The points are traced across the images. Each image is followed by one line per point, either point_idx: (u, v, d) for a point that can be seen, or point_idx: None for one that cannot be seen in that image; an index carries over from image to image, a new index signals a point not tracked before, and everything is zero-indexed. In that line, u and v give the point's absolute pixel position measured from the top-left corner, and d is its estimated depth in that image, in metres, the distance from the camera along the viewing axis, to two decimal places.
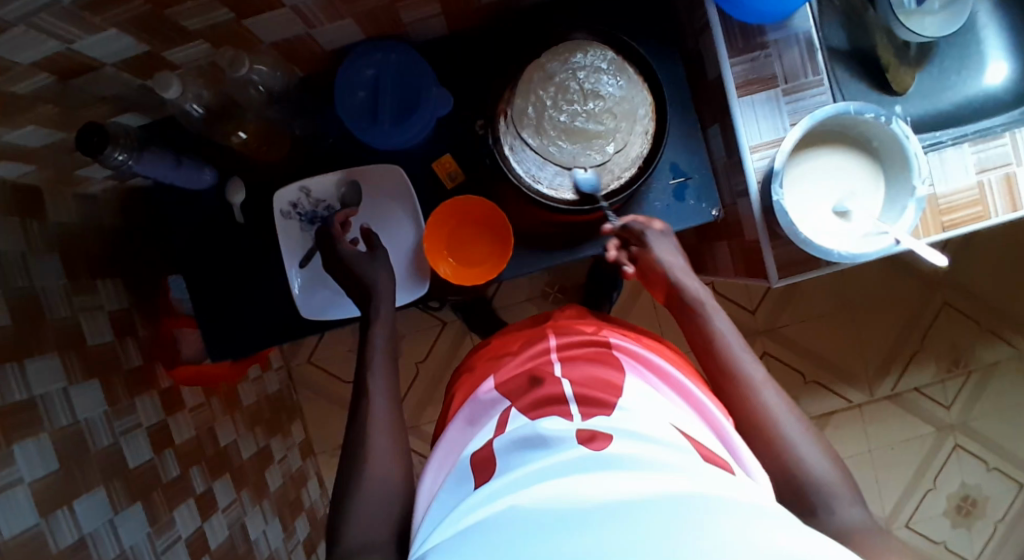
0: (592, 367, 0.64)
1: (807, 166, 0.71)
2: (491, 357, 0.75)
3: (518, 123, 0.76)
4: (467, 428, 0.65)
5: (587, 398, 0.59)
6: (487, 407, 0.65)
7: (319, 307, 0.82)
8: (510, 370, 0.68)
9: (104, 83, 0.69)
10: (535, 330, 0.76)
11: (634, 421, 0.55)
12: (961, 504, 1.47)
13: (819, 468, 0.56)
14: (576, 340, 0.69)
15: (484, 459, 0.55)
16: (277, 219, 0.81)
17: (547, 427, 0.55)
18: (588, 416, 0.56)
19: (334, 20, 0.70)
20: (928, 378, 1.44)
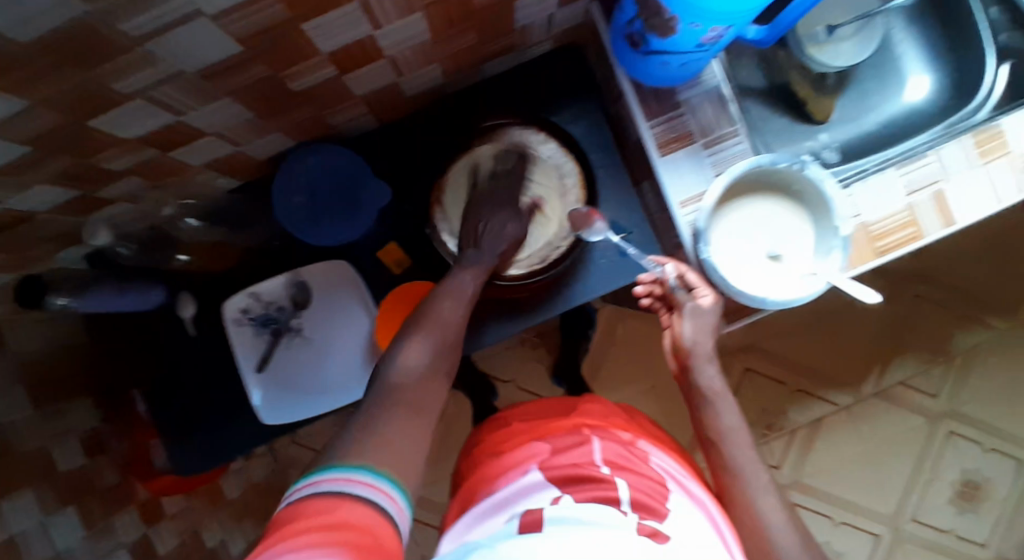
0: (635, 473, 0.62)
1: (732, 219, 0.72)
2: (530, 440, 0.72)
3: (449, 211, 0.80)
4: (509, 496, 0.62)
5: (638, 502, 0.57)
6: (523, 492, 0.61)
7: (281, 408, 0.82)
8: (572, 457, 0.64)
9: (38, 231, 0.68)
10: (565, 423, 0.74)
11: (683, 535, 0.53)
12: (965, 489, 1.47)
13: None
14: (616, 447, 0.68)
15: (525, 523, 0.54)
16: (230, 328, 0.81)
17: (599, 521, 0.53)
18: (640, 516, 0.54)
19: (261, 136, 0.71)
20: (911, 370, 1.45)
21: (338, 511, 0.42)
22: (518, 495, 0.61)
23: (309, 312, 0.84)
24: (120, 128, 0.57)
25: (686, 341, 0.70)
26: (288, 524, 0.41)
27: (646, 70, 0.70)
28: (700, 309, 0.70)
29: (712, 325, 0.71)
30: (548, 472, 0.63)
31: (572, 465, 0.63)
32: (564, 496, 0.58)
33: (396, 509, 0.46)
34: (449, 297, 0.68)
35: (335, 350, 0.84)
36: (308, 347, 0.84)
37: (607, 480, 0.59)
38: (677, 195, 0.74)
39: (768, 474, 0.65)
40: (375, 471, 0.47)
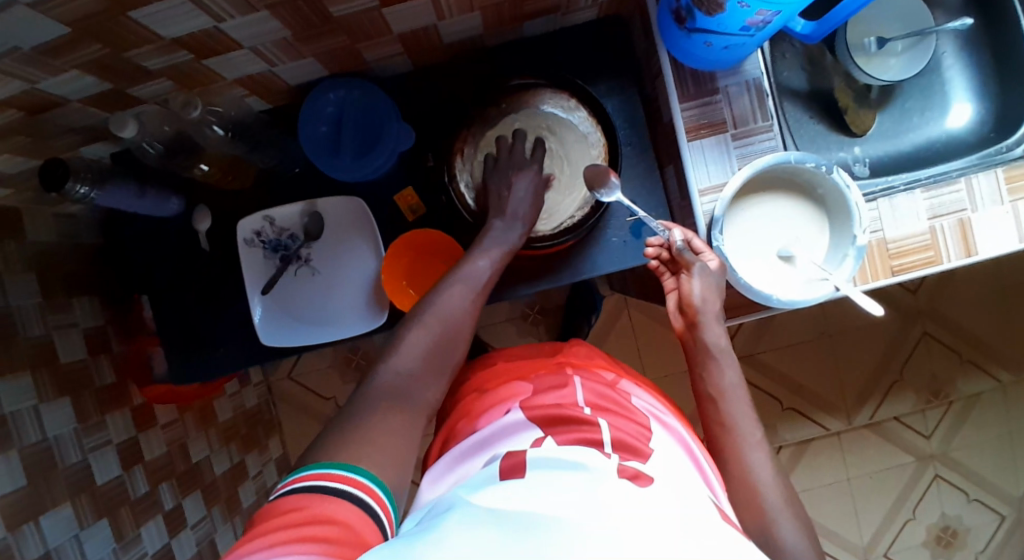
0: (618, 415, 0.64)
1: (748, 218, 0.71)
2: (513, 379, 0.73)
3: (470, 161, 0.81)
4: (479, 436, 0.65)
5: (622, 443, 0.59)
6: (505, 434, 0.63)
7: (281, 333, 0.83)
8: (550, 399, 0.66)
9: (71, 116, 0.70)
10: (550, 363, 0.76)
11: (663, 473, 0.56)
12: (941, 535, 1.46)
13: (795, 542, 0.57)
14: (600, 386, 0.70)
15: (506, 466, 0.56)
16: (241, 247, 0.82)
17: (582, 460, 0.55)
18: (623, 458, 0.57)
19: (295, 59, 0.72)
20: (908, 407, 1.44)
21: (320, 509, 0.47)
22: (501, 435, 0.63)
23: (320, 244, 0.85)
24: (160, 25, 0.58)
25: (694, 300, 0.67)
26: (266, 518, 0.47)
27: (686, 48, 0.69)
28: (711, 268, 0.67)
29: (721, 282, 0.68)
30: (528, 412, 0.64)
31: (557, 405, 0.65)
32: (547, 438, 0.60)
33: (376, 501, 0.51)
34: (460, 283, 0.70)
35: (341, 285, 0.85)
36: (315, 278, 0.85)
37: (591, 421, 0.62)
38: (697, 181, 0.73)
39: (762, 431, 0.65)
40: (354, 467, 0.52)
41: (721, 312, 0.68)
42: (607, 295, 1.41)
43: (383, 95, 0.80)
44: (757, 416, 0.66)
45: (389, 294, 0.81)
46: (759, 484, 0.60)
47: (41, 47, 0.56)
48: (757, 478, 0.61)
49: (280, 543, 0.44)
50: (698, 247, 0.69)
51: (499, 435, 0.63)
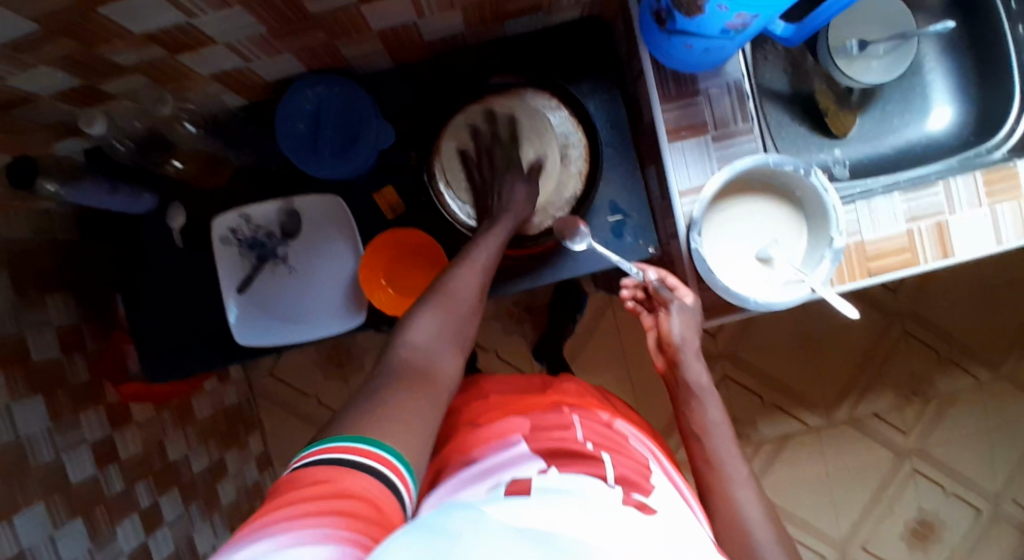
0: (619, 454, 0.64)
1: (729, 220, 0.71)
2: (512, 413, 0.72)
3: (449, 161, 0.79)
4: (479, 473, 0.62)
5: (625, 478, 0.59)
6: (512, 461, 0.62)
7: (256, 333, 0.81)
8: (551, 432, 0.66)
9: (39, 112, 0.68)
10: (542, 400, 0.76)
11: (666, 508, 0.55)
12: (918, 529, 1.49)
13: None
14: (596, 425, 0.70)
15: (512, 490, 0.54)
16: (215, 245, 0.81)
17: (588, 489, 0.53)
18: (626, 490, 0.56)
19: (271, 54, 0.71)
20: (886, 404, 1.45)
21: (340, 482, 0.44)
22: (508, 464, 0.62)
23: (298, 241, 0.83)
24: (130, 21, 0.56)
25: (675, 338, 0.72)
26: (287, 490, 0.44)
27: (666, 49, 0.69)
28: (686, 308, 0.73)
29: (698, 321, 0.73)
30: (533, 446, 0.64)
31: (557, 440, 0.64)
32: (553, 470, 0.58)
33: (394, 474, 0.48)
34: (467, 263, 0.67)
35: (318, 285, 0.84)
36: (292, 277, 0.84)
37: (594, 456, 0.61)
38: (677, 183, 0.73)
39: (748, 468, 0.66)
40: (378, 444, 0.49)
41: (700, 351, 0.73)
42: (591, 292, 1.41)
43: (361, 90, 0.78)
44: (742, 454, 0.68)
45: (366, 292, 0.80)
46: (745, 518, 0.61)
47: (6, 43, 0.54)
48: (745, 513, 0.61)
49: (304, 511, 0.41)
50: (673, 284, 0.73)
51: (507, 461, 0.62)
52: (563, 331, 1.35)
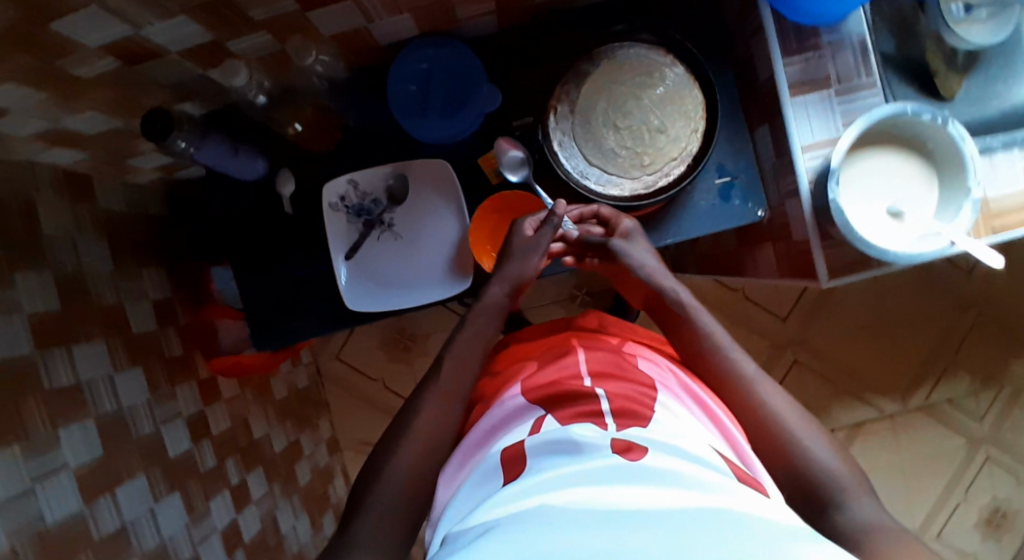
0: (620, 379, 0.64)
1: (856, 174, 0.70)
2: (523, 361, 0.74)
3: (563, 121, 0.77)
4: (477, 442, 0.64)
5: (622, 410, 0.59)
6: (502, 427, 0.63)
7: (364, 299, 0.82)
8: (544, 377, 0.66)
9: (167, 68, 0.68)
10: (554, 341, 0.75)
11: (664, 436, 0.55)
12: (993, 519, 1.45)
13: (830, 465, 0.58)
14: (598, 353, 0.69)
15: (509, 457, 0.56)
16: (326, 212, 0.81)
17: (580, 435, 0.55)
18: (621, 427, 0.56)
19: (395, 14, 0.71)
20: (964, 389, 1.43)
21: None
22: (501, 429, 0.63)
23: (402, 207, 0.84)
24: None
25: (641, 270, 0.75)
26: None
27: (793, 2, 0.68)
28: (632, 238, 0.77)
29: (648, 246, 0.78)
30: (528, 395, 0.64)
31: (551, 383, 0.64)
32: (546, 417, 0.60)
33: None
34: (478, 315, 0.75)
35: (423, 250, 0.84)
36: (397, 243, 0.84)
37: (588, 394, 0.61)
38: (801, 140, 0.73)
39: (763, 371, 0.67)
40: None
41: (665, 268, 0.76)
42: None
43: (468, 53, 0.79)
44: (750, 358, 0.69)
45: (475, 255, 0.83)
46: (781, 421, 0.62)
47: None
48: (780, 416, 0.62)
49: None
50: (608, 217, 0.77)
51: (497, 429, 0.63)
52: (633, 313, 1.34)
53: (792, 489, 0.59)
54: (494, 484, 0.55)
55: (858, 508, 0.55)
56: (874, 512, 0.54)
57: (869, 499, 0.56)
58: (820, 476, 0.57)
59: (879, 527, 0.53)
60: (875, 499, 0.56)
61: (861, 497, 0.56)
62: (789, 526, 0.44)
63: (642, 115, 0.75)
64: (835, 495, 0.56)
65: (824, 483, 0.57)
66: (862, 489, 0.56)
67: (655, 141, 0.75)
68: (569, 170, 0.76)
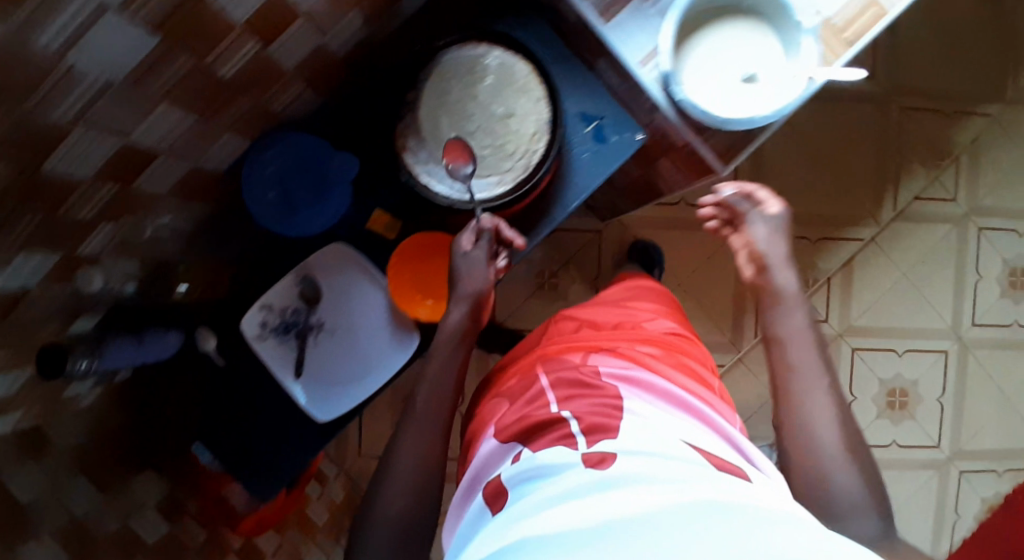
0: (589, 393, 0.63)
1: (697, 64, 0.69)
2: (500, 395, 0.73)
3: (419, 151, 0.75)
4: (470, 486, 0.64)
5: (594, 425, 0.58)
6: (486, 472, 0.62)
7: (330, 405, 0.81)
8: (513, 416, 0.66)
9: (43, 305, 0.61)
10: (528, 366, 0.74)
11: (644, 442, 0.54)
12: (1012, 279, 1.46)
13: (854, 490, 0.60)
14: (563, 374, 0.68)
15: (491, 494, 0.56)
16: (255, 345, 0.80)
17: (547, 461, 0.54)
18: (592, 442, 0.56)
19: (216, 139, 0.71)
20: (923, 182, 1.42)
21: None
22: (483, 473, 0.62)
23: (324, 304, 0.82)
24: (78, 165, 0.56)
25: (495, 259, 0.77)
26: None
27: None
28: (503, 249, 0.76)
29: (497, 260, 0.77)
30: (500, 438, 0.64)
31: (520, 421, 0.63)
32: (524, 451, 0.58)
33: None
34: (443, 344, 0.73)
35: (361, 332, 0.82)
36: (336, 339, 0.83)
37: (559, 419, 0.60)
38: (635, 60, 0.72)
39: (810, 325, 0.69)
40: None
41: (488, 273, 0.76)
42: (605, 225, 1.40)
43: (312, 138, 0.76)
44: (827, 364, 0.67)
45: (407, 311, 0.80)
46: (811, 430, 0.63)
47: None
48: (814, 423, 0.63)
49: None
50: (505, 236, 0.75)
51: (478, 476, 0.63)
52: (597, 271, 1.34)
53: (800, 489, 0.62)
54: (484, 517, 0.55)
55: (859, 528, 0.59)
56: (871, 532, 0.59)
57: (858, 487, 0.60)
58: (839, 494, 0.60)
59: (870, 547, 0.58)
60: (879, 519, 0.60)
61: (866, 516, 0.59)
62: (771, 520, 0.40)
63: (485, 110, 0.75)
64: (843, 513, 0.60)
65: (830, 495, 0.60)
66: (869, 509, 0.60)
67: (508, 126, 0.75)
68: (449, 192, 0.75)
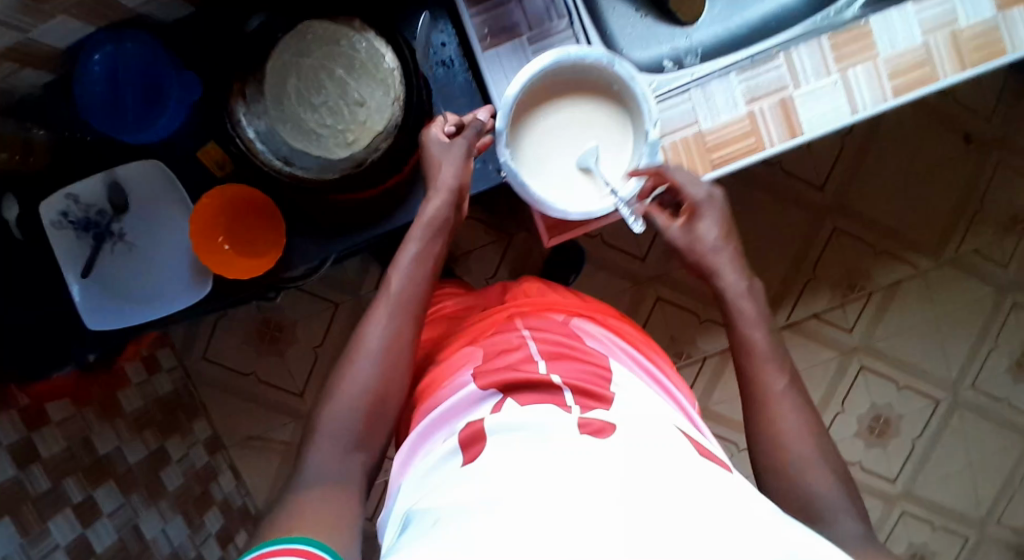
0: (575, 361, 0.60)
1: (548, 127, 0.68)
2: (463, 346, 0.67)
3: (256, 106, 0.72)
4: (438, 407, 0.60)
5: (577, 389, 0.55)
6: (451, 413, 0.57)
7: (106, 315, 0.80)
8: (498, 356, 0.61)
9: None
10: (500, 314, 0.70)
11: (627, 418, 0.51)
12: (873, 425, 1.42)
13: (820, 485, 0.54)
14: (545, 333, 0.65)
15: (467, 436, 0.51)
16: (48, 231, 0.77)
17: (539, 421, 0.50)
18: (585, 409, 0.52)
19: (47, 20, 0.63)
20: (825, 303, 1.36)
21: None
22: (454, 412, 0.57)
23: (131, 215, 0.81)
24: None
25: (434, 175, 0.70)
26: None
27: None
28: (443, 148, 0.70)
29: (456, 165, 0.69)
30: (483, 374, 0.59)
31: (508, 366, 0.59)
32: (508, 397, 0.55)
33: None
34: (387, 304, 0.65)
35: (159, 256, 0.83)
36: (133, 253, 0.82)
37: (546, 376, 0.56)
38: (498, 95, 0.72)
39: (758, 307, 0.65)
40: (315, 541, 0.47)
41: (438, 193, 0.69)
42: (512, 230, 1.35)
43: (169, 54, 0.75)
44: (784, 365, 0.62)
45: (199, 243, 0.79)
46: (780, 430, 0.57)
47: None
48: (782, 424, 0.58)
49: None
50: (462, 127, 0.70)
51: (451, 412, 0.57)
52: (494, 269, 1.28)
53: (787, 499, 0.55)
54: (455, 457, 0.51)
55: (843, 526, 0.52)
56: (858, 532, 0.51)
57: (828, 481, 0.54)
58: (817, 495, 0.53)
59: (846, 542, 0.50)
60: (859, 518, 0.52)
61: (846, 515, 0.52)
62: (791, 524, 0.40)
63: (338, 91, 0.72)
64: (818, 511, 0.53)
65: (812, 496, 0.54)
66: (845, 506, 0.53)
67: (355, 114, 0.72)
68: (273, 158, 0.71)
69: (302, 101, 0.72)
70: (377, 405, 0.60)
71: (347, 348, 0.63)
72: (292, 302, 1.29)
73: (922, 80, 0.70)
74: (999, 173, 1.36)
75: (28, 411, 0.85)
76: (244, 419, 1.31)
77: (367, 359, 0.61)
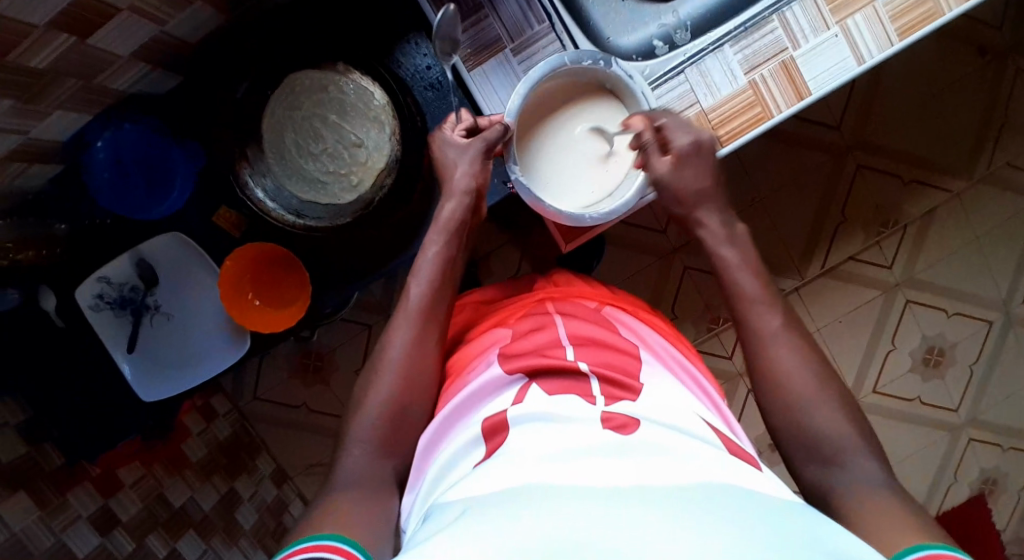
0: (606, 350, 0.60)
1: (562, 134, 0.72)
2: (491, 329, 0.67)
3: (259, 164, 0.74)
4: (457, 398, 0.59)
5: (609, 379, 0.56)
6: (474, 403, 0.58)
7: (157, 386, 0.83)
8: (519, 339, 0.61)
9: None
10: (528, 299, 0.70)
11: (656, 410, 0.52)
12: (928, 356, 1.38)
13: (838, 436, 0.55)
14: (574, 317, 0.65)
15: (492, 425, 0.52)
16: (88, 315, 0.79)
17: (566, 414, 0.50)
18: (610, 402, 0.53)
19: (44, 117, 0.65)
20: (859, 244, 1.32)
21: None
22: (477, 400, 0.58)
23: (162, 287, 0.84)
24: None
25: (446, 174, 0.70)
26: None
27: None
28: (452, 145, 0.70)
29: (467, 162, 0.69)
30: (505, 363, 0.59)
31: (533, 352, 0.59)
32: (531, 385, 0.56)
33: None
34: (402, 318, 0.65)
35: (195, 322, 0.86)
36: (170, 324, 0.85)
37: (573, 364, 0.57)
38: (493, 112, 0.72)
39: (759, 281, 0.64)
40: (343, 538, 0.48)
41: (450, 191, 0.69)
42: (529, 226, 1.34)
43: (168, 132, 0.76)
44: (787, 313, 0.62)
45: (231, 304, 0.81)
46: (788, 384, 0.58)
47: None
48: (790, 379, 0.58)
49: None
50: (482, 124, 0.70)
51: (474, 400, 0.58)
52: (517, 265, 1.27)
53: (808, 453, 0.56)
54: (479, 447, 0.51)
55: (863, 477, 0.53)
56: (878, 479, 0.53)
57: (868, 464, 0.54)
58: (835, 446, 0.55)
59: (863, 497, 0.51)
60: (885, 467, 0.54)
61: (867, 465, 0.54)
62: (806, 512, 0.41)
63: (336, 137, 0.75)
64: (840, 463, 0.54)
65: (830, 447, 0.55)
66: (868, 456, 0.54)
67: (355, 155, 0.75)
68: (283, 213, 0.73)
69: (302, 152, 0.75)
70: (398, 414, 0.61)
71: (372, 356, 0.65)
72: (327, 332, 1.32)
73: (926, 17, 0.67)
74: (1021, 79, 1.30)
75: (99, 480, 0.85)
76: (301, 452, 1.34)
77: (390, 367, 0.62)
